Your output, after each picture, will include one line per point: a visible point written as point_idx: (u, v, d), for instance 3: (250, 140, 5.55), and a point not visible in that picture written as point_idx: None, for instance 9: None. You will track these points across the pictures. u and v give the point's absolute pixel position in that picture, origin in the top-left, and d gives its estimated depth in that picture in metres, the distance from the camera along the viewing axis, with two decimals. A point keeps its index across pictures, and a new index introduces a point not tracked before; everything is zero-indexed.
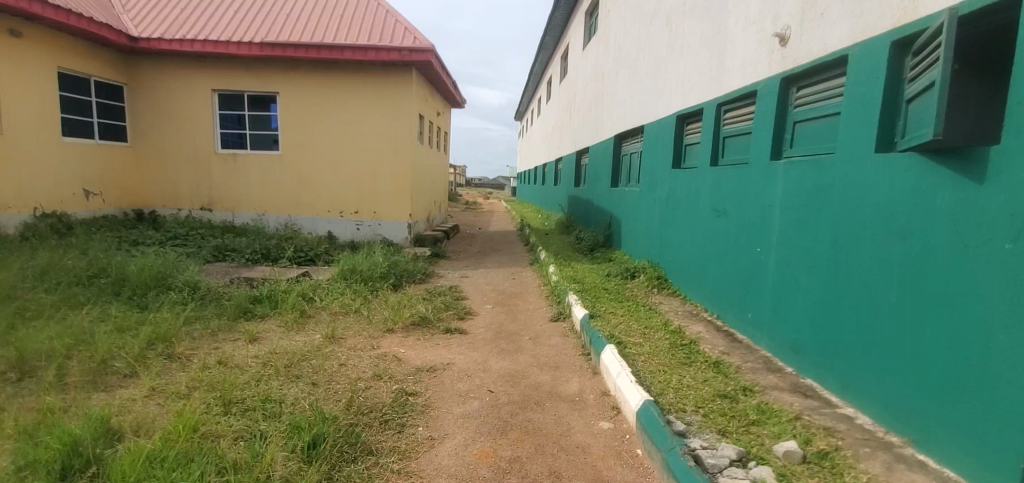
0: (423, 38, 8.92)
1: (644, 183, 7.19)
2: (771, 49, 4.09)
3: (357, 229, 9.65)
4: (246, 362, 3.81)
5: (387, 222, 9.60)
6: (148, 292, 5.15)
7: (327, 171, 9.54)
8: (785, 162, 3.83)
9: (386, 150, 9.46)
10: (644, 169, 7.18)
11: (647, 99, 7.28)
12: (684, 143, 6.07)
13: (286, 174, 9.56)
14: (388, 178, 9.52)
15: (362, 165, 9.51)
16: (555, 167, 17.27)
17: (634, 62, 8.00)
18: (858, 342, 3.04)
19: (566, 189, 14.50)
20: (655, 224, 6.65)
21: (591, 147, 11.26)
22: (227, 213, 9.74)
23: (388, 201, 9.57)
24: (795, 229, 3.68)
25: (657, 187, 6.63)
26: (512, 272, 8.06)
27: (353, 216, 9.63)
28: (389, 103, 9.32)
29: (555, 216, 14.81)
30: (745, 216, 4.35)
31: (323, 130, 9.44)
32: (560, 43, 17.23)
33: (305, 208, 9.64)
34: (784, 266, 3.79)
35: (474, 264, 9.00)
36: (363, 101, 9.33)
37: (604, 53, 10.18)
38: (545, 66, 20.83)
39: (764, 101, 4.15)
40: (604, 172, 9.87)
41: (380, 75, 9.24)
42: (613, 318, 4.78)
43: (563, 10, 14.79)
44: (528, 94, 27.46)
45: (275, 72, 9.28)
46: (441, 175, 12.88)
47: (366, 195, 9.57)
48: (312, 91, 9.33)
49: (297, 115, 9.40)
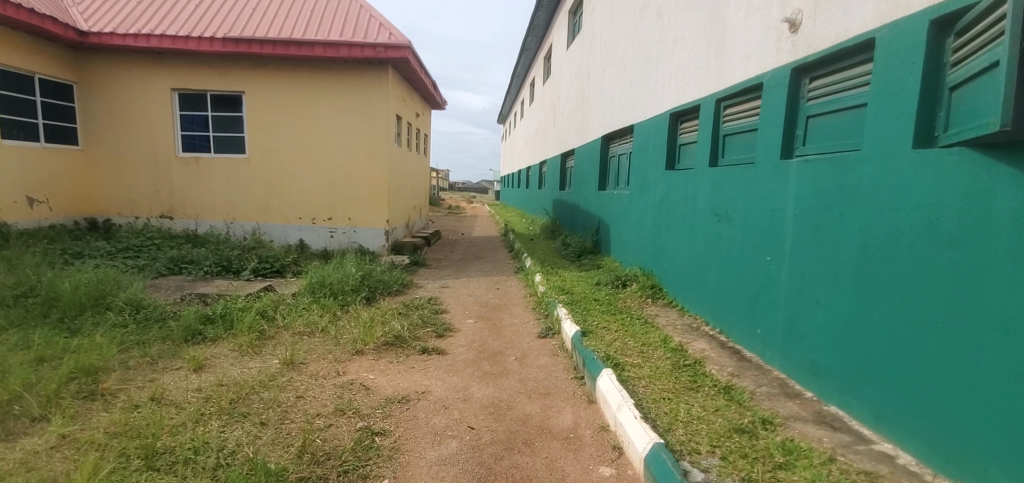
0: (399, 34, 8.43)
1: (634, 185, 6.80)
2: (779, 37, 3.69)
3: (330, 236, 9.08)
4: (184, 398, 3.30)
5: (362, 229, 9.05)
6: (83, 313, 4.59)
7: (298, 175, 8.97)
8: (798, 162, 3.44)
9: (361, 153, 8.92)
10: (635, 171, 6.78)
11: (637, 97, 6.87)
12: (678, 143, 5.68)
13: (252, 178, 8.95)
14: (364, 182, 8.97)
15: (335, 170, 8.96)
16: (540, 170, 16.87)
17: (621, 59, 7.61)
18: (896, 367, 2.62)
19: (551, 192, 14.08)
20: (647, 230, 6.25)
21: (577, 149, 10.86)
22: (189, 221, 9.11)
23: (363, 207, 9.02)
24: (811, 235, 3.27)
25: (649, 191, 6.23)
26: (496, 281, 7.58)
27: (326, 223, 9.06)
28: (363, 103, 8.79)
29: (540, 220, 14.38)
30: (751, 221, 3.95)
31: (293, 132, 8.87)
32: (542, 44, 16.88)
33: (274, 215, 9.04)
34: (799, 277, 3.38)
35: (456, 272, 8.50)
36: (336, 101, 8.78)
37: (590, 51, 9.80)
38: (528, 68, 20.48)
39: (772, 96, 3.76)
40: (591, 175, 9.47)
41: (353, 73, 8.71)
42: (606, 335, 4.33)
43: (545, 10, 14.43)
44: (510, 97, 27.07)
45: (241, 70, 8.71)
46: (421, 179, 12.35)
47: (340, 201, 9.01)
48: (281, 90, 8.77)
49: (264, 116, 8.82)
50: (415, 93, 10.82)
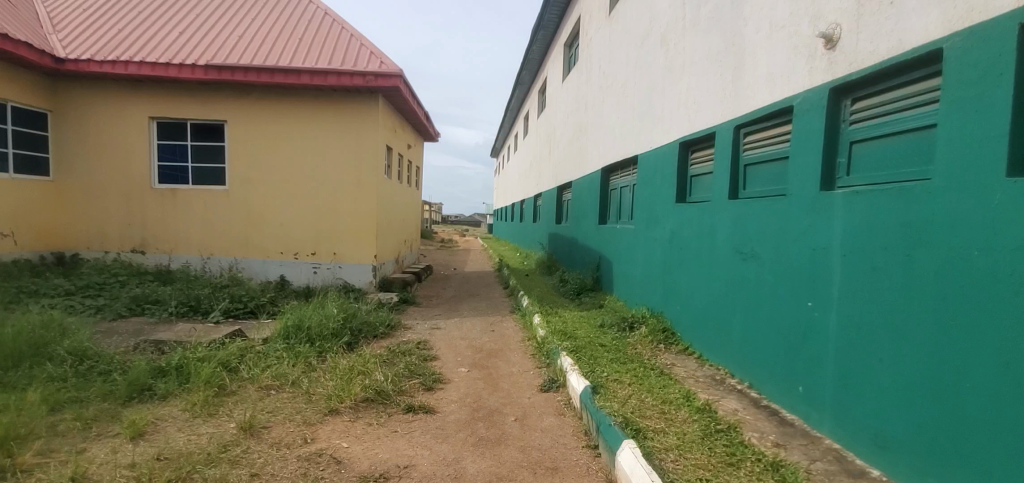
0: (391, 62, 8.10)
1: (639, 219, 6.35)
2: (812, 55, 3.30)
3: (314, 272, 8.50)
4: (113, 478, 2.69)
5: (348, 265, 8.49)
6: (16, 365, 3.97)
7: (280, 208, 8.45)
8: (844, 194, 2.99)
9: (349, 184, 8.45)
10: (640, 204, 6.34)
11: (641, 127, 6.48)
12: (689, 174, 5.26)
13: (232, 212, 8.43)
14: (351, 215, 8.47)
15: (321, 202, 8.46)
16: (535, 203, 16.48)
17: (623, 88, 7.28)
18: (1000, 448, 2.10)
19: (547, 225, 13.62)
20: (656, 267, 5.76)
21: (574, 182, 10.47)
22: (162, 256, 8.50)
23: (350, 242, 8.48)
24: (867, 278, 2.79)
25: (657, 225, 5.78)
26: (490, 322, 7.00)
27: (310, 258, 8.49)
28: (352, 132, 8.38)
29: (536, 255, 13.88)
30: (785, 260, 3.46)
31: (277, 162, 8.41)
32: (537, 78, 16.76)
33: (254, 250, 8.47)
34: (852, 328, 2.88)
35: (448, 311, 7.91)
36: (323, 131, 8.36)
37: (587, 82, 9.54)
38: (522, 102, 20.37)
39: (805, 120, 3.34)
40: (590, 208, 9.03)
41: (342, 101, 8.33)
42: (620, 391, 3.77)
43: (540, 44, 14.33)
44: (504, 130, 26.98)
45: (223, 98, 8.30)
46: (412, 212, 11.86)
47: (324, 235, 8.48)
48: (266, 118, 8.35)
49: (247, 146, 8.37)
50: (407, 124, 10.47)
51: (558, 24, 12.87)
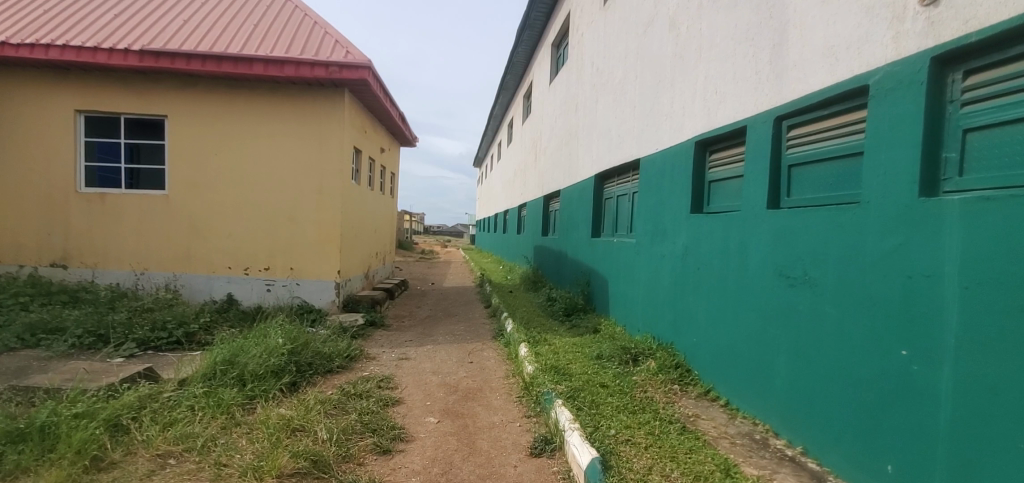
0: (358, 52, 7.13)
1: (642, 232, 5.47)
2: (900, 16, 2.46)
3: (267, 291, 7.42)
4: None
5: (307, 282, 7.43)
6: None
7: (229, 216, 7.38)
8: (960, 203, 2.14)
9: (309, 191, 7.43)
10: (643, 215, 5.46)
11: (643, 127, 5.60)
12: (706, 180, 4.39)
13: (173, 221, 7.34)
14: (311, 225, 7.43)
15: (277, 210, 7.41)
16: (519, 214, 15.54)
17: (620, 85, 6.42)
18: None
19: (532, 237, 12.73)
20: (664, 289, 4.87)
21: (562, 190, 9.57)
22: (86, 271, 7.36)
23: (310, 257, 7.44)
24: (1008, 325, 1.94)
25: (664, 240, 4.90)
26: (469, 350, 6.02)
27: (262, 274, 7.43)
28: (313, 131, 7.37)
29: (520, 269, 12.94)
30: (857, 291, 2.60)
31: (226, 165, 7.37)
32: (522, 83, 15.89)
33: (197, 265, 7.38)
34: (979, 395, 2.03)
35: (420, 336, 6.87)
36: (280, 130, 7.35)
37: (578, 82, 8.70)
38: (505, 108, 19.48)
39: (888, 104, 2.50)
40: (581, 219, 8.11)
41: (302, 96, 7.32)
42: (635, 463, 2.86)
43: (525, 45, 13.49)
44: (487, 139, 26.05)
45: (164, 90, 7.26)
46: (386, 223, 10.81)
47: (280, 248, 7.42)
48: (213, 114, 7.31)
49: (192, 145, 7.33)
50: (378, 125, 9.48)
51: (545, 23, 12.03)
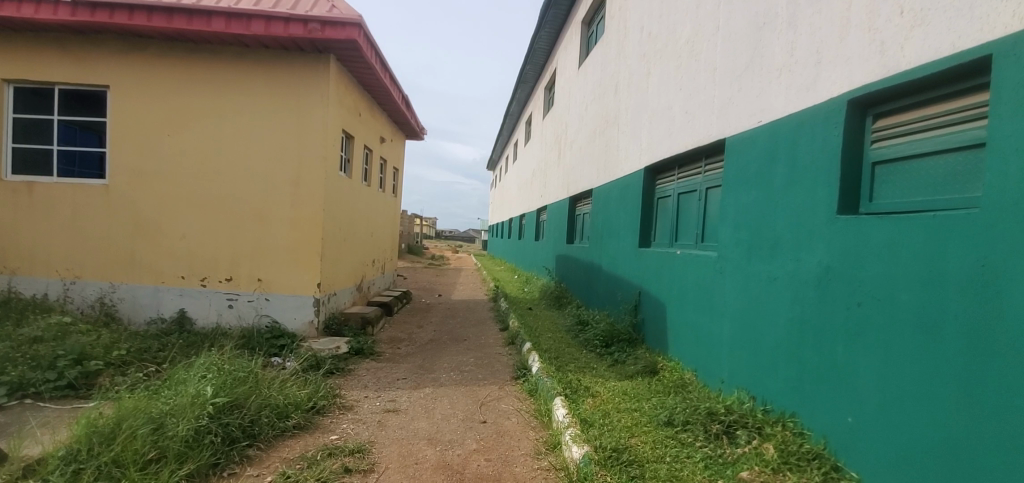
0: (346, 7, 5.62)
1: (728, 242, 3.86)
2: None
3: (227, 307, 5.89)
4: None
5: (277, 297, 5.89)
6: None
7: (184, 213, 5.90)
8: None
9: (284, 182, 5.88)
10: (731, 218, 3.83)
11: (732, 94, 3.96)
12: (867, 161, 2.77)
13: (113, 218, 5.89)
14: (284, 225, 5.89)
15: (244, 207, 5.88)
16: (539, 218, 13.87)
17: (687, 45, 4.80)
18: None
19: (554, 245, 11.07)
20: (776, 329, 3.25)
21: (595, 189, 7.94)
22: (2, 279, 5.93)
23: (283, 265, 5.89)
24: None
25: (777, 254, 3.27)
26: (481, 398, 4.40)
27: (223, 286, 5.90)
28: (290, 107, 5.86)
29: (539, 281, 11.28)
30: None
31: (182, 149, 5.89)
32: (544, 73, 14.31)
33: (142, 273, 5.91)
34: None
35: (418, 372, 5.26)
36: (250, 106, 5.86)
37: (618, 56, 7.11)
38: (524, 104, 17.94)
39: None
40: (622, 224, 6.46)
41: (278, 62, 5.83)
42: None
43: (549, 28, 11.91)
44: (501, 139, 24.49)
45: (108, 55, 5.83)
46: (385, 225, 9.23)
47: (247, 254, 5.89)
48: (165, 86, 5.86)
49: (142, 123, 5.88)
50: (376, 108, 7.94)
51: None
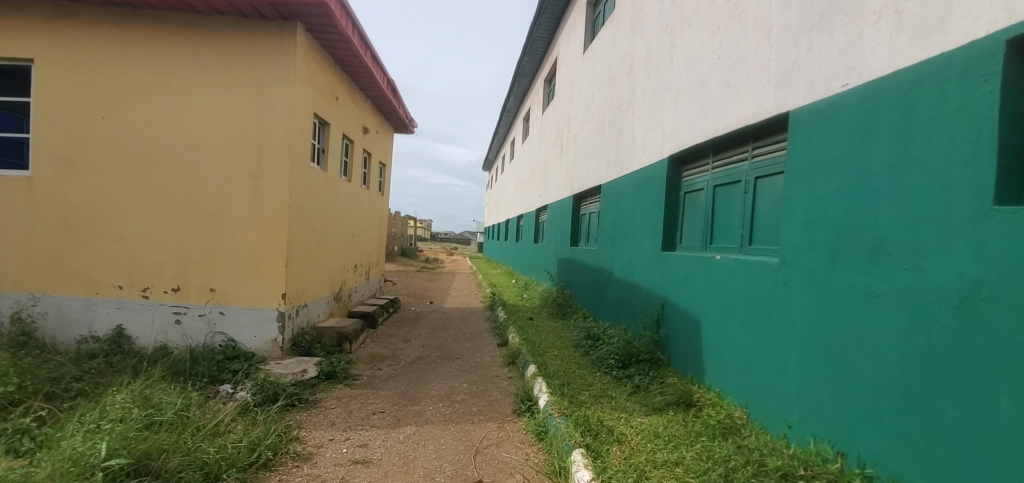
0: None
1: (795, 246, 2.98)
2: None
3: (174, 323, 4.99)
4: None
5: (234, 312, 4.99)
6: None
7: (122, 211, 4.98)
8: None
9: (243, 174, 4.96)
10: (801, 215, 2.96)
11: (798, 54, 3.08)
12: None
13: (37, 217, 5.00)
14: (242, 225, 4.97)
15: (194, 204, 4.96)
16: (538, 219, 12.94)
17: (728, 4, 3.92)
18: None
19: (555, 249, 10.19)
20: (882, 365, 2.38)
21: (604, 185, 7.03)
22: None
23: (243, 274, 4.98)
24: None
25: (880, 262, 2.40)
26: (475, 442, 3.49)
27: (170, 297, 5.00)
28: (249, 85, 4.94)
29: (539, 287, 10.39)
30: None
31: (119, 135, 4.97)
32: (543, 65, 13.39)
33: (72, 283, 5.02)
34: None
35: (399, 402, 4.34)
36: (202, 85, 4.95)
37: (632, 33, 6.23)
38: (521, 100, 17.05)
39: None
40: (639, 224, 5.56)
41: (234, 32, 4.91)
42: None
43: (549, 14, 11.02)
44: (497, 137, 23.55)
45: (33, 23, 4.91)
46: (369, 226, 8.29)
47: (198, 260, 4.98)
48: (100, 60, 4.94)
49: (73, 105, 4.96)
50: (357, 94, 7.01)
51: None
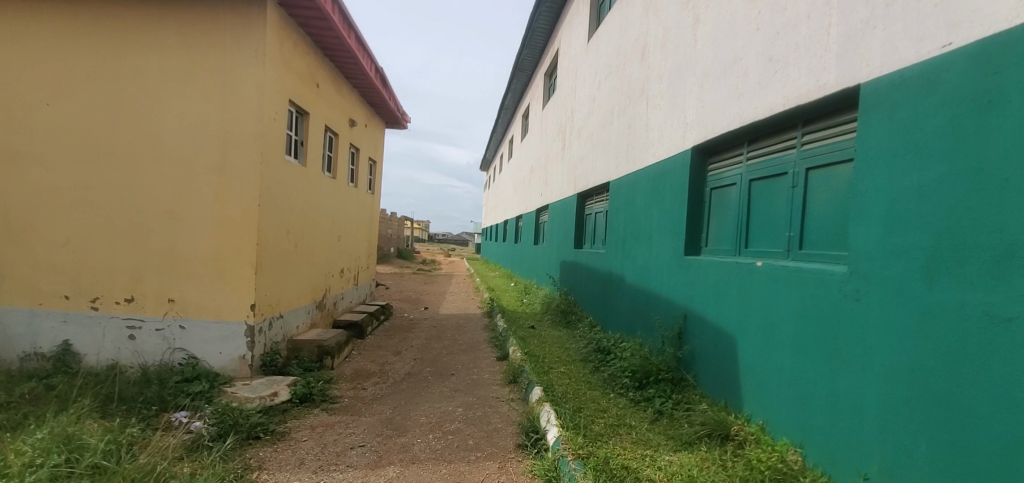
0: None
1: (876, 252, 2.40)
2: None
3: (128, 338, 4.38)
4: None
5: (196, 325, 4.36)
6: None
7: (67, 210, 4.35)
8: None
9: (207, 168, 4.34)
10: (881, 214, 2.39)
11: (874, 13, 2.48)
12: None
13: None
14: (206, 226, 4.35)
15: (151, 203, 4.35)
16: (539, 219, 12.31)
17: None
18: None
19: (557, 251, 9.57)
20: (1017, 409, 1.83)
21: (613, 182, 6.41)
22: None
23: (207, 282, 4.36)
24: None
25: (1013, 276, 1.84)
26: None
27: (123, 309, 4.38)
28: (214, 66, 4.33)
29: (540, 292, 9.77)
30: None
31: (65, 124, 4.35)
32: (543, 58, 12.77)
33: (14, 292, 4.41)
34: None
35: (382, 432, 3.71)
36: (160, 67, 4.33)
37: (645, 13, 5.62)
38: (520, 96, 16.43)
39: None
40: (655, 224, 4.94)
41: (196, 5, 4.29)
42: None
43: (550, 3, 10.42)
44: (495, 137, 22.91)
45: None
46: (357, 227, 7.66)
47: (155, 266, 4.36)
48: (43, 39, 4.33)
49: (13, 90, 4.36)
50: (341, 82, 6.38)
51: None
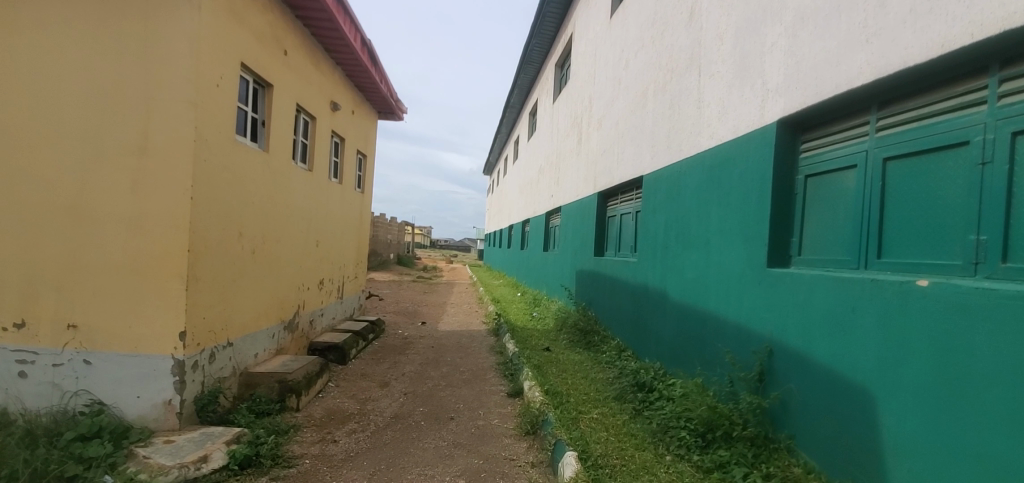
0: None
1: None
2: None
3: (15, 375, 3.34)
4: None
5: (108, 361, 3.28)
6: None
7: None
8: None
9: (122, 151, 3.27)
10: None
11: None
12: None
13: None
14: (121, 227, 3.26)
15: (49, 196, 3.27)
16: (550, 223, 11.15)
17: None
18: None
19: (573, 258, 8.40)
20: None
21: (648, 176, 5.28)
22: None
23: (122, 303, 3.27)
24: None
25: None
26: None
27: (8, 338, 3.33)
28: (132, 13, 3.24)
29: (554, 305, 8.60)
30: None
31: None
32: (554, 47, 11.64)
33: None
34: None
35: None
36: (61, 17, 3.26)
37: None
38: (528, 93, 15.31)
39: None
40: (715, 226, 3.81)
41: None
42: None
43: None
44: (500, 138, 21.74)
45: None
46: (341, 230, 6.53)
47: (54, 280, 3.28)
48: None
49: None
50: (319, 54, 5.27)
51: None
